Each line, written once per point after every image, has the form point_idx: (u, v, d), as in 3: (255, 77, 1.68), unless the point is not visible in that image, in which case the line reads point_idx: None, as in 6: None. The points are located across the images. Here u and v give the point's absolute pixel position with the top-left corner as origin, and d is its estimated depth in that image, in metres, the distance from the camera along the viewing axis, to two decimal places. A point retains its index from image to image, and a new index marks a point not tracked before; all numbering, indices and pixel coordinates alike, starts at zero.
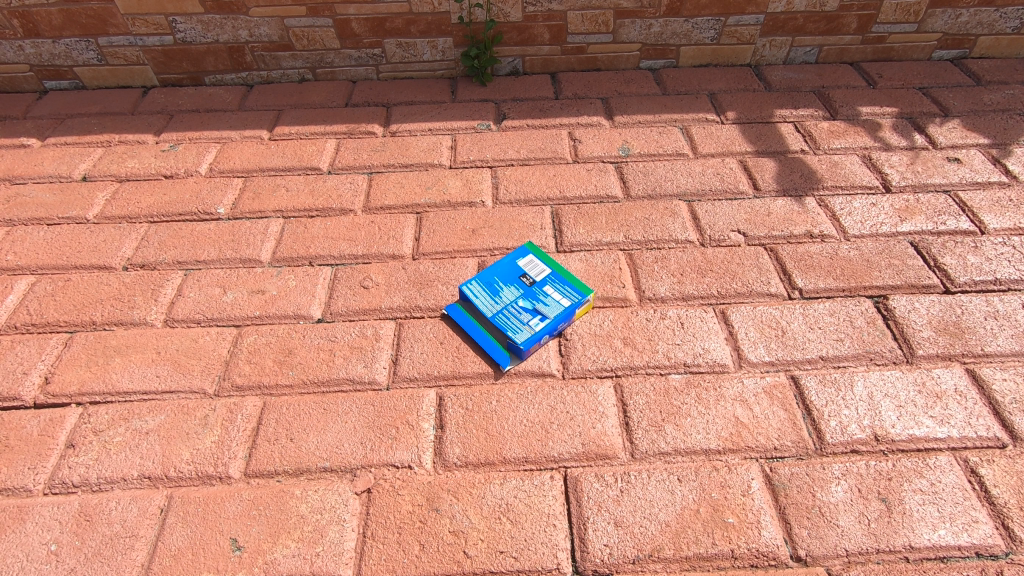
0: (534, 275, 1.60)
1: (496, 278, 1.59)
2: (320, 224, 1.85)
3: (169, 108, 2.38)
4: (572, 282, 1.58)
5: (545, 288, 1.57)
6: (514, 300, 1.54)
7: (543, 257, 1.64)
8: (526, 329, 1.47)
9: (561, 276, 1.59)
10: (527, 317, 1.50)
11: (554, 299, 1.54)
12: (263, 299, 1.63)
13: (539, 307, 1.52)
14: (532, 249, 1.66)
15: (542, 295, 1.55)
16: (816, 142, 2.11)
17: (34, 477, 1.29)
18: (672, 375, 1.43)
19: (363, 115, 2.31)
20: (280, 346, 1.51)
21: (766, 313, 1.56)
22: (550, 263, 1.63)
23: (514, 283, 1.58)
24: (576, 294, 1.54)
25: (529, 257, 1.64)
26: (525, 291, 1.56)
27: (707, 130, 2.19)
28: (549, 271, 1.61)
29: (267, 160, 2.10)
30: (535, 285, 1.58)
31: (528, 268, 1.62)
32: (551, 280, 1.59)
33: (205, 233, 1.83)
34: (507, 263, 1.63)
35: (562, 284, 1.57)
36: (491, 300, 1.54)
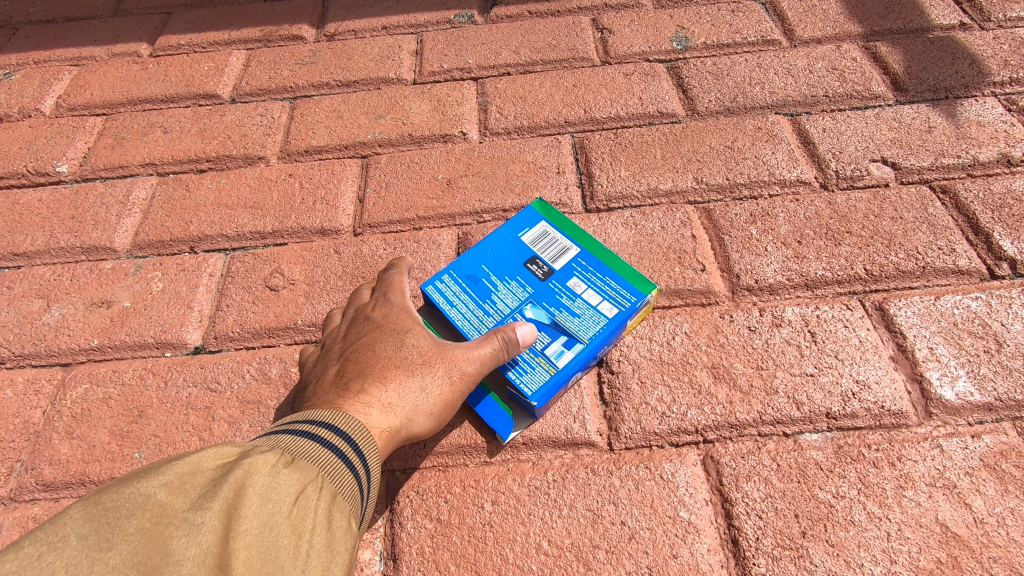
0: (550, 260, 0.93)
1: (484, 270, 0.93)
2: (211, 183, 1.19)
3: (13, 19, 1.66)
4: (615, 268, 0.90)
5: (569, 282, 0.90)
6: (515, 309, 0.88)
7: (564, 225, 0.96)
8: (539, 363, 0.82)
9: (596, 258, 0.92)
10: (539, 339, 0.84)
11: (585, 303, 0.87)
12: (108, 317, 1.00)
13: (559, 318, 0.86)
14: (544, 214, 0.98)
15: (563, 296, 0.89)
16: (982, 11, 1.35)
17: None
18: (806, 438, 0.79)
19: (287, 12, 1.57)
20: (125, 403, 0.90)
21: (958, 310, 0.89)
22: (576, 235, 0.95)
23: (515, 277, 0.92)
24: (625, 293, 0.87)
25: (541, 228, 0.97)
26: (535, 291, 0.90)
27: (805, 3, 1.43)
28: (575, 250, 0.93)
29: (141, 86, 1.40)
30: (551, 278, 0.91)
31: (538, 248, 0.94)
32: (578, 267, 0.91)
33: (33, 206, 1.17)
34: (501, 242, 0.96)
35: (598, 275, 0.90)
36: (476, 310, 0.88)
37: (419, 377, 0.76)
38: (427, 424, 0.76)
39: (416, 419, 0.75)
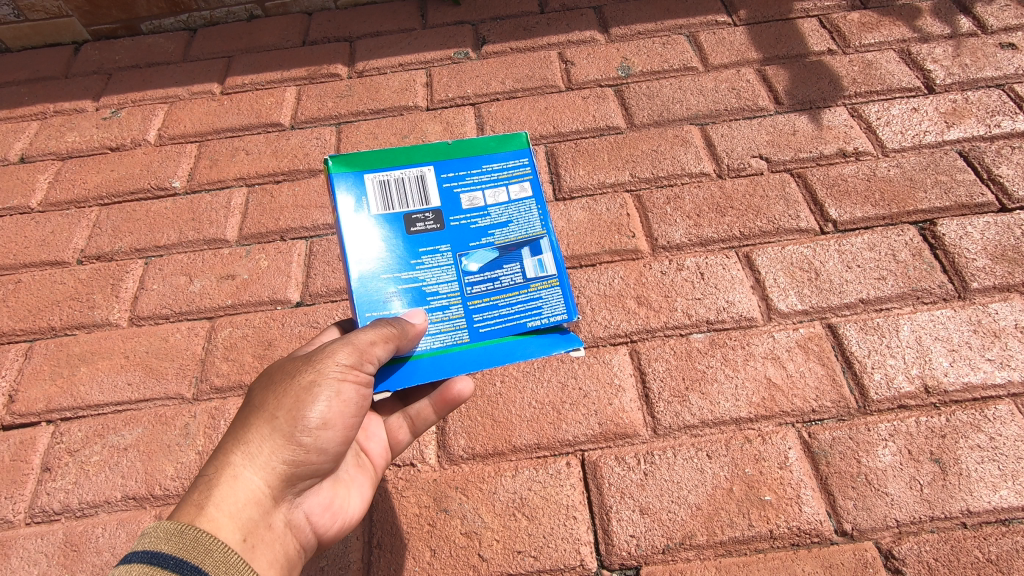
0: (423, 202, 1.03)
1: (392, 277, 0.99)
2: (288, 191, 1.65)
3: (106, 66, 2.11)
4: (475, 151, 1.07)
5: (462, 202, 1.04)
6: (459, 271, 1.01)
7: (389, 164, 1.04)
8: (538, 289, 1.01)
9: (457, 160, 1.06)
10: (514, 272, 1.01)
11: (492, 203, 1.05)
12: (234, 285, 1.47)
13: (499, 243, 1.02)
14: (361, 173, 1.03)
15: (473, 216, 1.03)
16: (845, 39, 1.82)
17: (14, 506, 1.20)
18: (693, 335, 1.28)
19: (324, 54, 2.03)
20: (258, 338, 1.37)
21: (796, 254, 1.37)
22: (409, 160, 1.05)
23: (421, 251, 1.01)
24: (513, 162, 1.08)
25: (377, 183, 1.03)
26: (451, 240, 1.02)
27: (718, 36, 1.90)
28: (428, 169, 1.05)
29: (221, 119, 1.86)
30: (444, 214, 1.03)
31: (404, 206, 1.03)
32: (451, 181, 1.05)
33: (162, 213, 1.63)
34: (368, 237, 1.00)
35: (470, 172, 1.06)
36: (439, 314, 0.99)
37: (266, 411, 0.87)
38: (312, 434, 0.89)
39: (278, 452, 0.86)
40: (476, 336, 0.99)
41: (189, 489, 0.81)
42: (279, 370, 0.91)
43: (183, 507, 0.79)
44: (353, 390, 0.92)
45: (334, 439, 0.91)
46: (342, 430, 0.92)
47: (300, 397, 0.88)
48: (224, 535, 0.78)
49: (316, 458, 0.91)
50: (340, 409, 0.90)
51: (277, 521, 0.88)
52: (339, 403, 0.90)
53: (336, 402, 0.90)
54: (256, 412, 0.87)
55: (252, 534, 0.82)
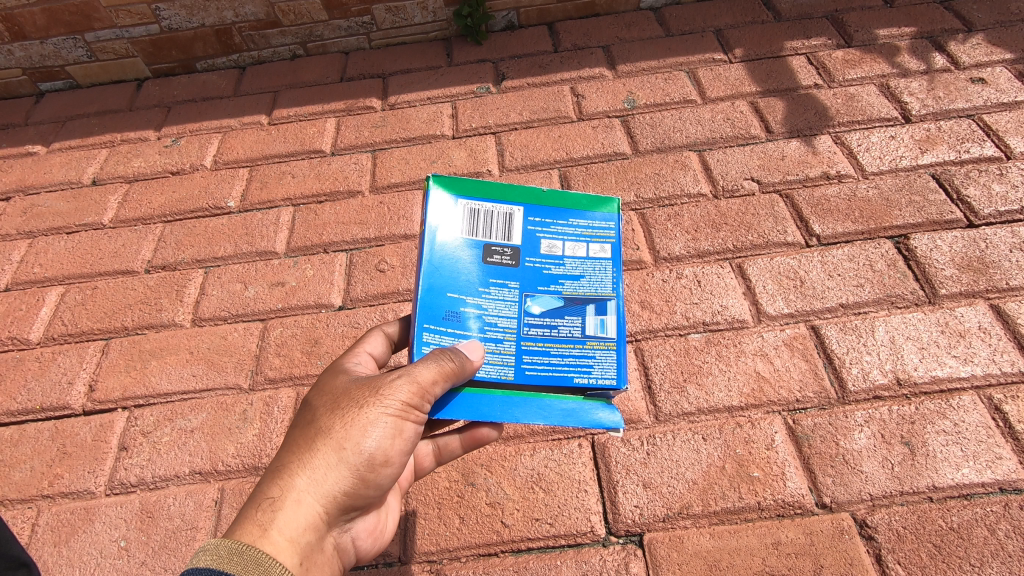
0: (506, 237, 1.05)
1: (457, 298, 1.00)
2: (330, 210, 1.85)
3: (165, 100, 2.36)
4: (566, 206, 1.10)
5: (542, 247, 1.06)
6: (521, 310, 1.02)
7: (484, 196, 1.07)
8: (593, 347, 1.02)
9: (548, 208, 1.09)
10: (575, 325, 1.02)
11: (570, 255, 1.06)
12: (284, 291, 1.66)
13: (567, 293, 1.03)
14: (455, 194, 1.06)
15: (550, 262, 1.05)
16: (831, 75, 2.02)
17: (96, 479, 1.38)
18: (691, 335, 1.44)
19: (360, 89, 2.26)
20: (306, 337, 1.56)
21: (783, 264, 1.54)
22: (502, 197, 1.07)
23: (490, 282, 1.03)
24: (599, 222, 1.10)
25: (468, 209, 1.06)
26: (520, 280, 1.03)
27: (715, 72, 2.10)
28: (518, 210, 1.08)
29: (270, 146, 2.08)
30: (521, 253, 1.05)
31: (486, 236, 1.05)
32: (536, 226, 1.07)
33: (219, 228, 1.85)
34: (444, 256, 1.02)
35: (556, 222, 1.08)
36: (492, 346, 1.00)
37: (334, 439, 0.90)
38: (371, 467, 0.94)
39: (341, 481, 0.90)
40: (521, 377, 0.99)
41: (250, 506, 0.84)
42: (346, 396, 0.95)
43: (245, 526, 0.82)
44: (413, 427, 0.97)
45: (389, 473, 0.97)
46: (396, 466, 0.97)
47: (367, 430, 0.92)
48: (283, 559, 0.82)
49: (369, 489, 0.95)
50: (400, 446, 0.95)
51: (326, 546, 0.92)
52: (399, 441, 0.95)
53: (399, 439, 0.95)
54: (323, 438, 0.91)
55: (308, 559, 0.85)
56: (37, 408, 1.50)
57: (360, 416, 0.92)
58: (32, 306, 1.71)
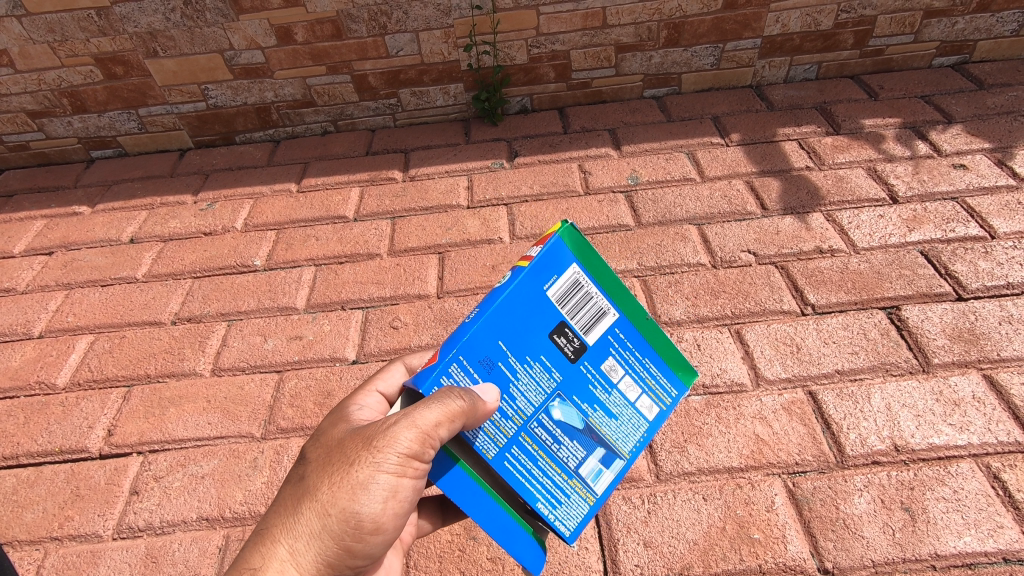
0: (584, 329, 0.96)
1: (504, 350, 0.92)
2: (349, 270, 1.97)
3: (205, 168, 2.56)
4: (656, 345, 1.02)
5: (607, 361, 0.99)
6: (545, 401, 0.95)
7: (600, 278, 0.97)
8: (572, 485, 0.98)
9: (639, 333, 1.01)
10: (575, 454, 0.98)
11: (621, 391, 1.00)
12: (301, 344, 1.74)
13: (591, 420, 0.98)
14: (578, 256, 0.95)
15: (601, 379, 0.99)
16: (821, 158, 2.17)
17: (104, 522, 1.41)
18: (691, 397, 1.48)
19: (384, 162, 2.45)
20: (319, 389, 1.62)
21: (780, 331, 1.60)
22: (613, 295, 0.98)
23: (539, 358, 0.94)
24: (668, 383, 1.04)
25: (574, 278, 0.95)
26: (565, 375, 0.96)
27: (713, 154, 2.26)
28: (612, 314, 0.98)
29: (297, 212, 2.24)
30: (583, 353, 0.97)
31: (570, 314, 0.95)
32: (616, 341, 0.99)
33: (244, 285, 1.96)
34: (522, 306, 0.92)
35: (639, 353, 1.01)
36: (500, 416, 0.93)
37: (319, 504, 0.90)
38: (360, 532, 0.92)
39: (324, 550, 0.89)
40: (499, 465, 0.94)
41: None
42: (338, 453, 0.94)
43: None
44: (409, 487, 0.93)
45: (380, 540, 0.95)
46: (388, 530, 0.95)
47: (354, 494, 0.90)
48: None
49: (358, 555, 0.94)
50: (392, 509, 0.93)
51: None
52: (393, 503, 0.92)
53: (391, 502, 0.92)
54: (309, 500, 0.90)
55: None
56: (56, 449, 1.55)
57: (348, 478, 0.90)
58: (62, 352, 1.80)
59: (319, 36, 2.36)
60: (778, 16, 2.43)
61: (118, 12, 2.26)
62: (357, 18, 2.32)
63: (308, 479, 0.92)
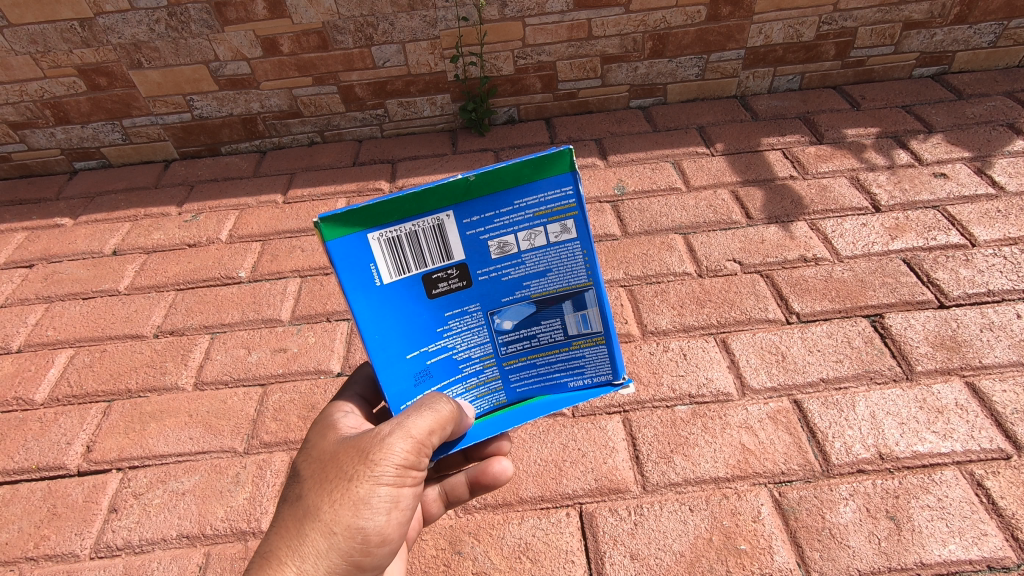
0: (444, 257, 0.91)
1: (416, 352, 0.96)
2: (335, 281, 1.96)
3: (189, 179, 2.54)
4: (506, 181, 0.88)
5: (494, 252, 0.92)
6: (492, 331, 0.99)
7: (398, 215, 0.87)
8: (582, 345, 1.01)
9: (480, 198, 0.89)
10: (554, 327, 0.99)
11: (529, 250, 0.93)
12: (286, 357, 1.72)
13: (536, 296, 0.97)
14: (363, 231, 0.86)
15: (508, 266, 0.94)
16: (804, 168, 2.19)
17: (82, 541, 1.38)
18: (678, 407, 1.48)
19: (371, 172, 2.44)
20: (303, 402, 1.60)
21: (765, 340, 1.61)
22: (421, 208, 0.87)
23: (448, 316, 0.96)
24: (552, 192, 0.90)
25: (385, 242, 0.88)
26: (479, 298, 0.96)
27: (698, 163, 2.28)
28: (447, 216, 0.89)
29: (283, 223, 2.22)
30: (469, 270, 0.93)
31: (421, 267, 0.91)
32: (476, 229, 0.90)
33: (229, 297, 1.94)
34: (376, 312, 0.91)
35: (501, 210, 0.90)
36: (475, 378, 1.02)
37: (323, 523, 0.89)
38: (366, 546, 0.93)
39: (331, 566, 0.90)
40: (516, 394, 1.05)
41: None
42: (333, 468, 0.93)
43: None
44: (406, 495, 0.96)
45: (384, 551, 0.97)
46: (394, 538, 0.97)
47: (359, 511, 0.90)
48: None
49: (362, 568, 0.95)
50: (396, 518, 0.95)
51: None
52: (396, 514, 0.95)
53: (394, 511, 0.94)
54: (312, 520, 0.89)
55: None
56: (33, 467, 1.52)
57: (350, 496, 0.90)
58: (41, 367, 1.77)
59: (305, 48, 2.36)
60: (761, 27, 2.46)
61: (101, 23, 2.26)
62: (344, 29, 2.32)
63: (308, 498, 0.91)
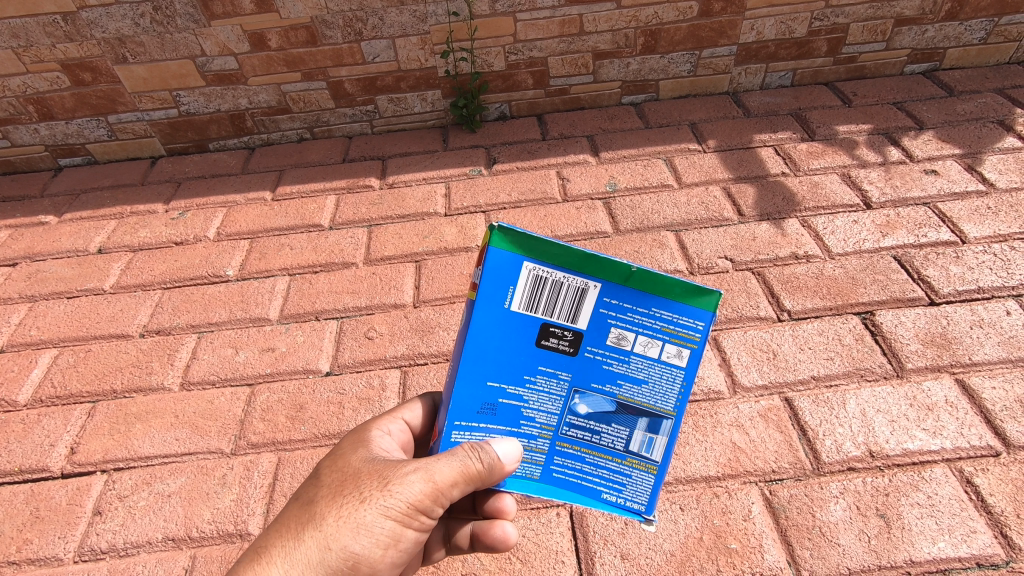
0: (569, 318, 0.87)
1: (496, 387, 0.90)
2: (324, 279, 1.93)
3: (177, 176, 2.51)
4: (660, 289, 0.86)
5: (610, 338, 0.88)
6: (565, 407, 0.92)
7: (558, 263, 0.84)
8: (632, 466, 0.94)
9: (633, 290, 0.86)
10: (619, 436, 0.92)
11: (639, 355, 0.89)
12: (274, 356, 1.70)
13: (621, 397, 0.91)
14: (521, 254, 0.83)
15: (613, 357, 0.89)
16: (796, 164, 2.19)
17: (65, 545, 1.35)
18: None
19: (361, 169, 2.42)
20: (291, 402, 1.58)
21: (756, 337, 1.61)
22: (582, 268, 0.84)
23: (537, 370, 0.90)
24: (687, 319, 0.87)
25: (533, 276, 0.84)
26: (572, 371, 0.90)
27: (690, 160, 2.27)
28: (595, 287, 0.86)
29: (272, 220, 2.20)
30: (582, 341, 0.88)
31: (546, 313, 0.87)
32: (609, 311, 0.87)
33: (216, 295, 1.91)
34: (490, 335, 0.88)
35: (639, 308, 0.87)
36: (525, 441, 0.94)
37: (321, 535, 0.87)
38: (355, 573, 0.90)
39: None
40: (548, 478, 0.95)
41: None
42: (352, 484, 0.92)
43: None
44: (410, 536, 0.93)
45: None
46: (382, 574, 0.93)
47: (361, 534, 0.88)
48: None
49: None
50: (390, 555, 0.92)
51: None
52: (392, 549, 0.91)
53: (391, 548, 0.92)
54: (314, 528, 0.88)
55: None
56: (15, 469, 1.50)
57: (357, 516, 0.89)
58: (24, 367, 1.74)
59: (294, 43, 2.33)
60: (753, 23, 2.45)
61: (84, 17, 2.22)
62: (332, 24, 2.29)
63: (318, 506, 0.90)
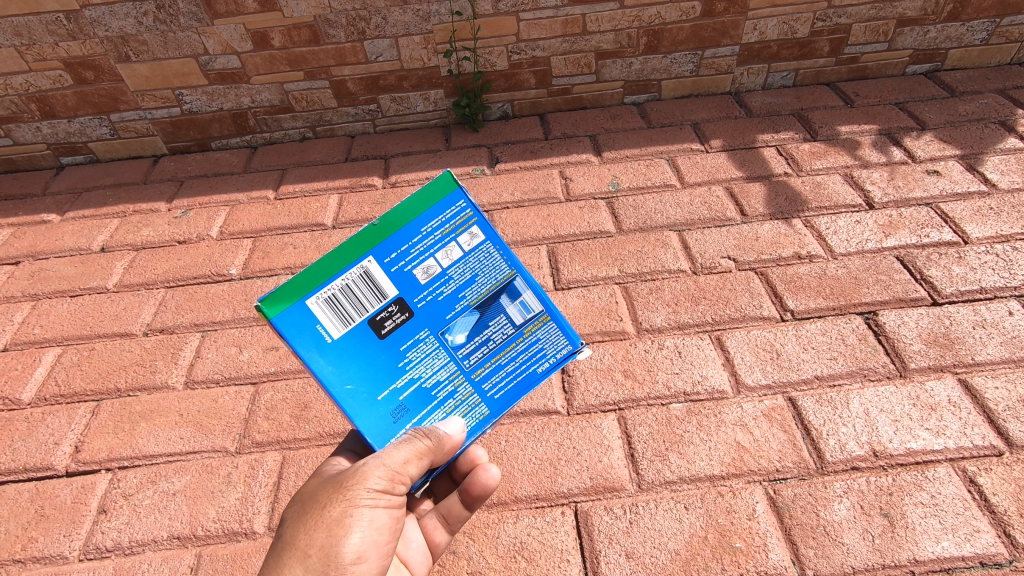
0: (380, 297, 1.01)
1: (388, 385, 1.01)
2: None
3: (179, 175, 2.51)
4: (405, 219, 1.02)
5: (420, 277, 1.03)
6: (450, 349, 1.05)
7: (328, 276, 0.97)
8: (534, 331, 1.09)
9: (392, 237, 1.01)
10: (502, 323, 1.07)
11: (450, 264, 1.05)
12: (278, 355, 1.70)
13: (474, 302, 1.06)
14: (298, 301, 0.96)
15: (437, 286, 1.04)
16: (799, 164, 2.19)
17: (70, 543, 1.35)
18: (672, 405, 1.48)
19: (363, 168, 2.42)
20: (296, 401, 1.58)
21: (760, 337, 1.61)
22: (347, 262, 0.99)
23: (404, 348, 1.03)
24: (449, 210, 1.04)
25: (323, 303, 0.98)
26: (427, 322, 1.04)
27: (693, 160, 2.27)
28: (370, 262, 1.00)
29: (275, 219, 2.20)
30: (407, 300, 1.02)
31: (362, 312, 1.01)
32: (399, 262, 1.02)
33: (219, 294, 1.91)
34: (346, 361, 0.99)
35: (413, 241, 1.03)
36: (450, 400, 1.05)
37: (298, 548, 0.90)
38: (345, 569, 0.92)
39: None
40: (495, 402, 1.07)
41: None
42: (312, 502, 0.95)
43: None
44: (382, 516, 0.97)
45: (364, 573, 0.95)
46: (371, 561, 0.95)
47: (333, 530, 0.91)
48: None
49: None
50: (372, 538, 0.95)
51: None
52: (372, 531, 0.95)
53: (368, 531, 0.95)
54: (288, 549, 0.90)
55: None
56: (20, 468, 1.50)
57: (324, 519, 0.92)
58: (28, 366, 1.74)
59: (297, 41, 2.33)
60: (755, 23, 2.46)
61: (87, 16, 2.21)
62: (335, 23, 2.29)
63: (286, 534, 0.93)
